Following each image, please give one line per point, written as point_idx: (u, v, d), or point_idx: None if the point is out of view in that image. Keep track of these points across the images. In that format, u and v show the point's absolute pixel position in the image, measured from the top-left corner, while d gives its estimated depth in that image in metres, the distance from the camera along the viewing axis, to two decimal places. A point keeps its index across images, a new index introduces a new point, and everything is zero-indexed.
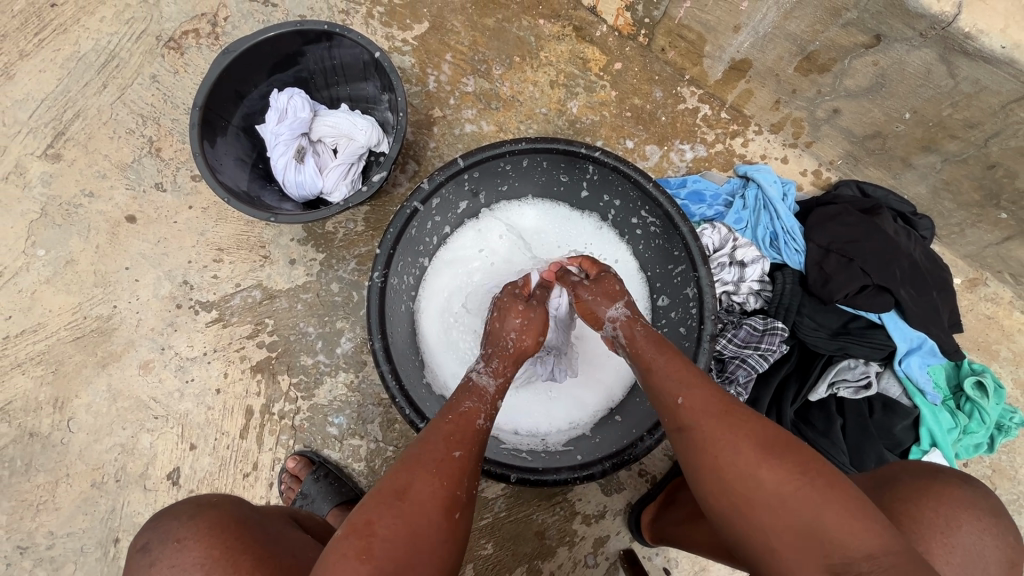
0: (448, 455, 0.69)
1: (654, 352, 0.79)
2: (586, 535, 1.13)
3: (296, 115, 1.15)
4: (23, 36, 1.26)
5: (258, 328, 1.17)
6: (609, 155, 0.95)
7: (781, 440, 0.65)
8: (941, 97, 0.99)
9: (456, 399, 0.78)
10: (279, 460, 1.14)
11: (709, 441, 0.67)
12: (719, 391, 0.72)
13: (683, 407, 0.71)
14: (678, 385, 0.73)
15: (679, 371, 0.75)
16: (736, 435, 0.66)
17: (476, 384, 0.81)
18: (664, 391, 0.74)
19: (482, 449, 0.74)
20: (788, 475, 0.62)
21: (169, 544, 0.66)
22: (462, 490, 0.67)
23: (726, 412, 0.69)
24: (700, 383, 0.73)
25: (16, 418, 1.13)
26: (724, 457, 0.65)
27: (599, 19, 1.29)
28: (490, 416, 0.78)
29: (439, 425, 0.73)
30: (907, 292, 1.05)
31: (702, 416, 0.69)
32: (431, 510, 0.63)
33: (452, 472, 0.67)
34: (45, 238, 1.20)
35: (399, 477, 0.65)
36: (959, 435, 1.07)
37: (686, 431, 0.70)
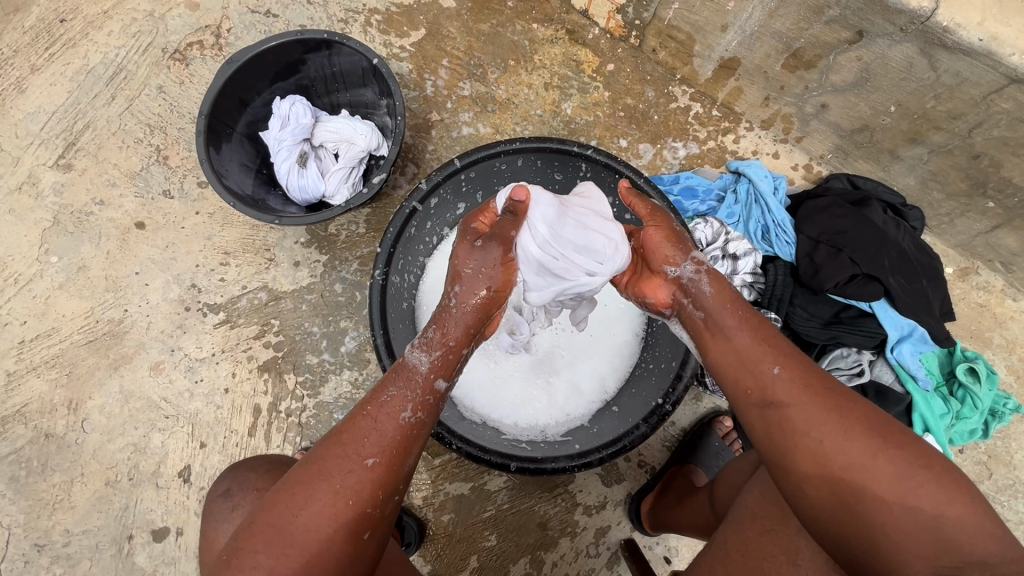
0: (359, 465, 0.66)
1: (732, 318, 0.73)
2: (587, 526, 1.15)
3: (299, 122, 1.18)
4: (34, 51, 1.30)
5: (264, 328, 1.21)
6: (601, 153, 0.98)
7: (882, 418, 0.63)
8: (924, 89, 1.01)
9: (380, 387, 0.73)
10: (286, 457, 1.17)
11: (813, 416, 0.63)
12: (812, 365, 0.68)
13: (779, 378, 0.66)
14: (773, 354, 0.68)
15: (767, 341, 0.70)
16: (842, 412, 0.62)
17: (406, 368, 0.75)
18: (752, 361, 0.69)
19: (406, 445, 0.70)
20: (903, 458, 0.59)
21: (249, 491, 0.84)
22: (373, 506, 0.66)
23: (827, 387, 0.65)
24: (792, 355, 0.68)
25: (32, 420, 1.17)
26: (829, 434, 0.61)
27: (591, 22, 1.32)
28: (416, 408, 0.73)
29: (357, 426, 0.69)
30: (896, 280, 1.07)
31: (803, 392, 0.65)
32: (330, 531, 0.63)
33: (361, 489, 0.65)
34: (58, 245, 1.24)
35: (299, 492, 0.64)
36: (953, 420, 1.09)
37: (779, 404, 0.65)
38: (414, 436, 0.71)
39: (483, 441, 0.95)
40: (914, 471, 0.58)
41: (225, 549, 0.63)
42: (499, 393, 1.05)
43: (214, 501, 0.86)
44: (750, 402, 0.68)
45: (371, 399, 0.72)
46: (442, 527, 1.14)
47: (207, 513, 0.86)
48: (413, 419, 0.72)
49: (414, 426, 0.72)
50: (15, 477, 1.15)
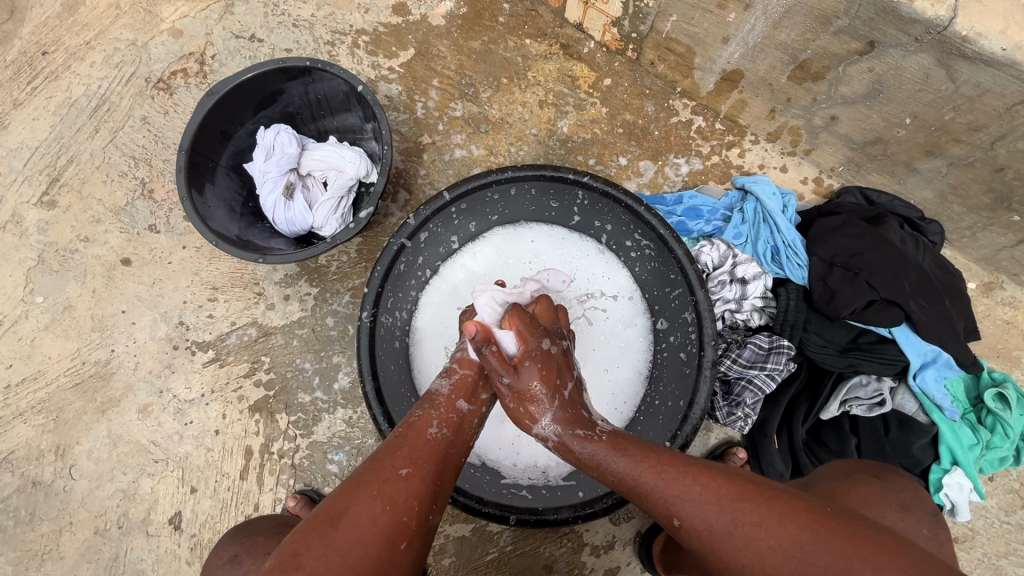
0: (394, 474, 0.62)
1: (617, 459, 0.67)
2: (595, 567, 1.10)
3: (284, 151, 1.14)
4: (17, 85, 1.27)
5: (254, 366, 1.17)
6: (598, 180, 0.93)
7: (795, 518, 0.56)
8: (942, 101, 0.95)
9: (411, 410, 0.73)
10: (280, 500, 1.12)
11: (728, 563, 0.57)
12: (708, 483, 0.61)
13: (683, 527, 0.61)
14: (663, 502, 0.62)
15: (654, 478, 0.64)
16: (749, 542, 0.56)
17: (432, 393, 0.75)
18: (652, 510, 0.63)
19: (441, 460, 0.67)
20: (826, 566, 0.52)
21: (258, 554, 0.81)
22: (410, 515, 0.61)
23: (726, 513, 0.58)
24: (685, 487, 0.61)
25: (19, 467, 1.14)
26: (749, 570, 0.56)
27: (586, 36, 1.27)
28: (445, 423, 0.71)
29: (389, 442, 0.67)
30: (917, 303, 1.01)
31: (708, 534, 0.59)
32: (368, 536, 0.57)
33: (399, 494, 0.61)
34: (42, 284, 1.20)
35: (338, 501, 0.60)
36: (982, 450, 1.03)
37: (700, 553, 0.60)
38: (447, 450, 0.69)
39: (480, 490, 0.89)
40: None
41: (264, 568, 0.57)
42: (497, 434, 1.00)
43: (218, 568, 0.82)
44: (684, 550, 0.63)
45: (400, 424, 0.70)
46: (442, 571, 1.09)
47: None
48: (442, 434, 0.69)
49: (444, 440, 0.69)
50: (3, 527, 1.12)
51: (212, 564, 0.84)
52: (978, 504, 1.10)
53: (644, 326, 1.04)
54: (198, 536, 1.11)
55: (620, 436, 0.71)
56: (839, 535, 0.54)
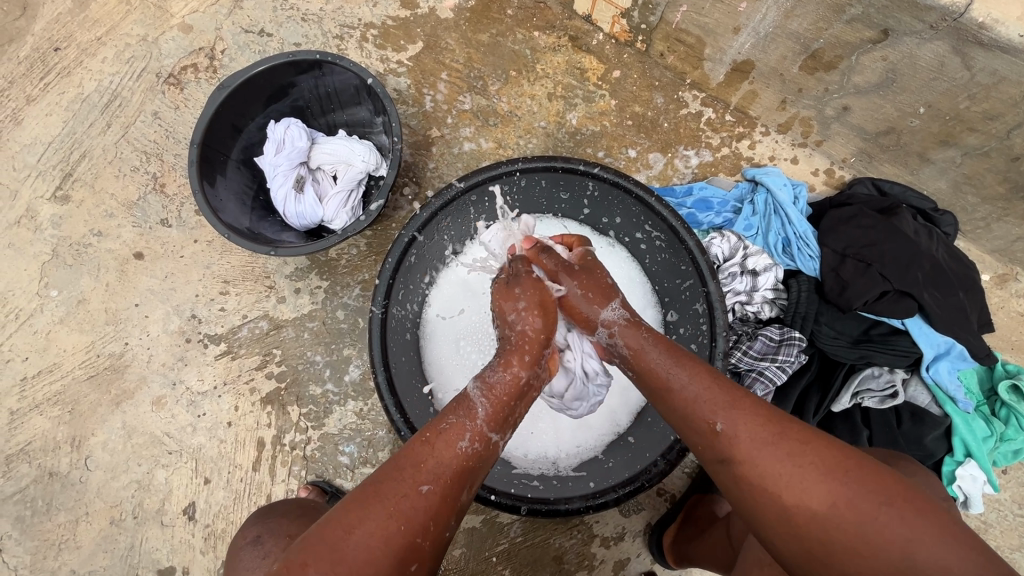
0: (414, 490, 0.61)
1: (671, 364, 0.71)
2: (605, 558, 1.11)
3: (294, 145, 1.15)
4: (29, 81, 1.28)
5: (266, 359, 1.17)
6: (609, 171, 0.93)
7: (839, 453, 0.58)
8: (957, 89, 0.95)
9: (439, 416, 0.71)
10: (292, 491, 1.13)
11: (762, 469, 0.59)
12: (763, 405, 0.64)
13: (724, 432, 0.63)
14: (714, 407, 0.64)
15: (709, 390, 0.67)
16: (788, 456, 0.59)
17: (465, 398, 0.73)
18: (697, 413, 0.66)
19: (464, 475, 0.66)
20: (862, 497, 0.55)
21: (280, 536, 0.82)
22: (423, 536, 0.60)
23: (778, 430, 0.61)
24: (741, 402, 0.64)
25: (35, 459, 1.15)
26: (782, 482, 0.58)
27: (595, 27, 1.27)
28: (477, 437, 0.69)
29: (414, 449, 0.65)
30: (931, 295, 1.00)
31: (749, 442, 0.61)
32: (378, 556, 0.57)
33: (416, 514, 0.60)
34: (56, 278, 1.22)
35: (354, 511, 0.59)
36: (996, 442, 1.02)
37: (731, 462, 0.62)
38: (473, 467, 0.67)
39: (491, 480, 0.90)
40: (874, 509, 0.54)
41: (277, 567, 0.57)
42: None
43: (241, 550, 0.84)
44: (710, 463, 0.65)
45: (427, 429, 0.68)
46: (453, 562, 1.10)
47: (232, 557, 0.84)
48: (472, 450, 0.68)
49: (472, 457, 0.67)
50: (20, 518, 1.13)
51: (236, 545, 0.86)
52: (991, 496, 1.09)
53: (653, 318, 1.04)
54: (212, 526, 1.13)
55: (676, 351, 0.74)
56: (880, 478, 0.56)
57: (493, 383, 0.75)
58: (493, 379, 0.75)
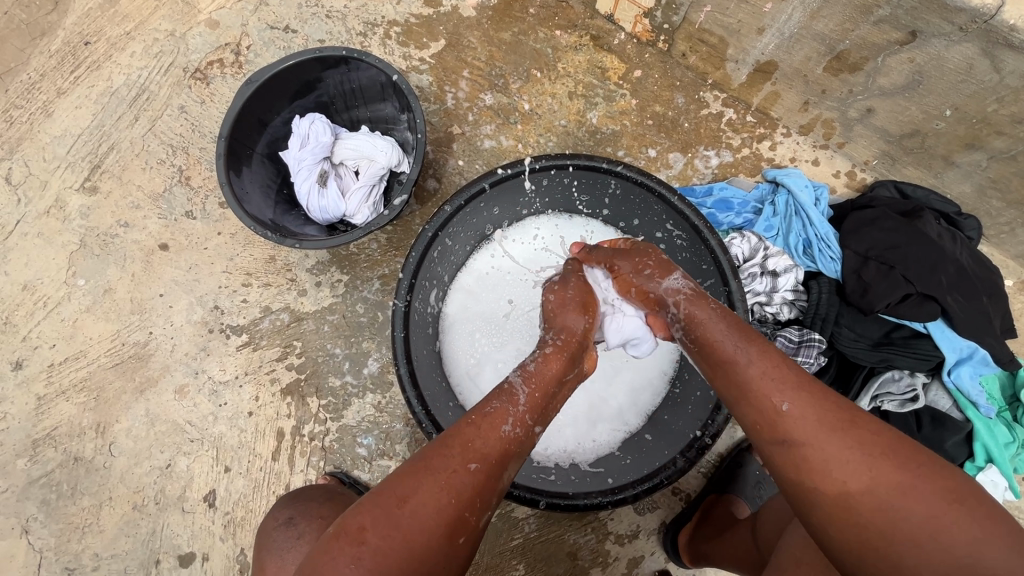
0: (463, 467, 0.62)
1: (739, 345, 0.69)
2: (619, 556, 1.11)
3: (318, 140, 1.16)
4: (60, 75, 1.30)
5: (286, 350, 1.19)
6: (632, 169, 0.93)
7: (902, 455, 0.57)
8: (985, 92, 0.94)
9: (484, 398, 0.71)
10: (311, 481, 1.15)
11: (823, 461, 0.58)
12: (829, 400, 0.62)
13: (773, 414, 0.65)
14: (782, 396, 0.62)
15: (777, 376, 0.64)
16: (848, 455, 0.58)
17: (509, 385, 0.73)
18: (760, 400, 0.64)
19: (508, 458, 0.66)
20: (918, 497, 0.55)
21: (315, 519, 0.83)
22: (472, 511, 0.61)
23: (838, 428, 0.59)
24: (807, 393, 0.62)
25: (61, 443, 1.18)
26: (833, 473, 0.58)
27: (617, 27, 1.27)
28: (519, 422, 0.69)
29: (461, 430, 0.66)
30: (954, 298, 0.99)
31: (813, 434, 0.60)
32: (430, 527, 0.58)
33: (464, 489, 0.61)
34: (84, 267, 1.24)
35: (407, 484, 0.60)
36: (1017, 449, 1.02)
37: (791, 451, 0.61)
38: (515, 449, 0.67)
39: None
40: (928, 516, 0.54)
41: (335, 527, 0.59)
42: None
43: (275, 530, 0.85)
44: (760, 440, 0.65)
45: (472, 409, 0.69)
46: None
47: (266, 543, 0.85)
48: (515, 433, 0.68)
49: (516, 440, 0.68)
50: (45, 501, 1.16)
51: (267, 526, 0.87)
52: (1012, 503, 1.08)
53: None
54: (231, 514, 1.15)
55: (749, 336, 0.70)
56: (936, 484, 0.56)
57: (534, 372, 0.75)
58: (532, 368, 0.76)
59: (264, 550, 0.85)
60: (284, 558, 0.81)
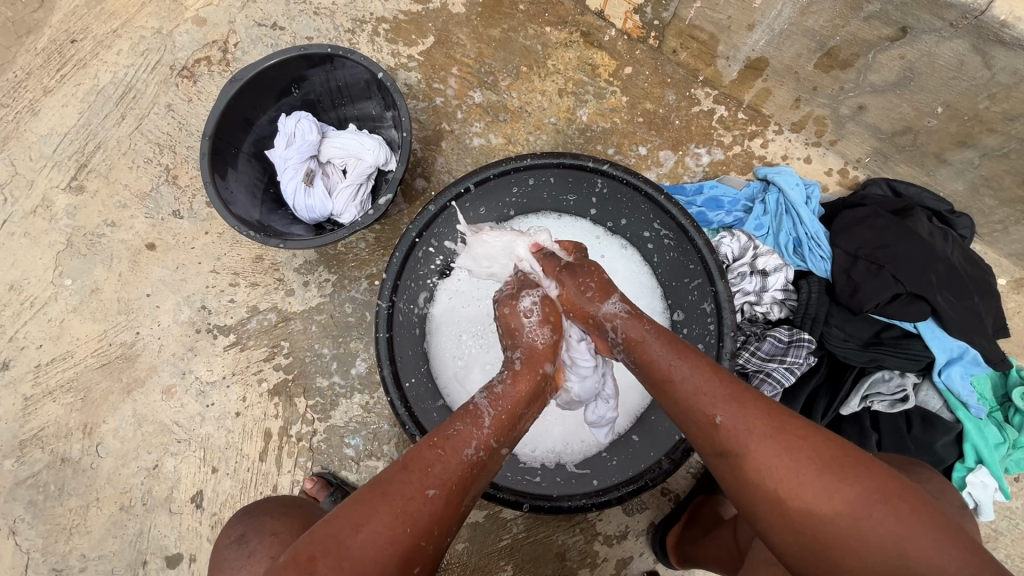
0: (421, 493, 0.62)
1: (670, 354, 0.70)
2: (608, 557, 1.11)
3: (305, 139, 1.15)
4: (46, 73, 1.29)
5: (274, 350, 1.18)
6: (618, 168, 0.92)
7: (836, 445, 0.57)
8: (977, 89, 0.93)
9: (448, 420, 0.70)
10: (298, 482, 1.14)
11: (755, 461, 0.58)
12: (765, 400, 0.62)
13: (724, 424, 0.61)
14: (715, 399, 0.62)
15: (711, 382, 0.65)
16: (780, 450, 0.57)
17: (472, 406, 0.72)
18: (696, 407, 0.64)
19: (469, 483, 0.66)
20: (853, 487, 0.54)
21: (268, 537, 0.82)
22: (427, 540, 0.60)
23: (774, 423, 0.59)
24: (740, 396, 0.63)
25: (48, 444, 1.17)
26: (766, 471, 0.57)
27: (607, 24, 1.25)
28: (482, 445, 0.69)
29: (421, 454, 0.65)
30: (944, 298, 0.99)
31: (743, 434, 0.59)
32: (383, 558, 0.57)
33: (421, 518, 0.60)
34: (71, 267, 1.23)
35: (362, 510, 0.59)
36: (1008, 449, 1.01)
37: (727, 456, 0.60)
38: (478, 473, 0.67)
39: (494, 475, 0.90)
40: (867, 502, 0.53)
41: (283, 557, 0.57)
42: None
43: (226, 549, 0.84)
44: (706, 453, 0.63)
45: (434, 430, 0.68)
46: (456, 556, 1.10)
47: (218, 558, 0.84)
48: (477, 455, 0.68)
49: (480, 462, 0.68)
50: (33, 502, 1.15)
51: (220, 543, 0.85)
52: (1003, 503, 1.08)
53: (659, 319, 1.03)
54: (219, 515, 1.14)
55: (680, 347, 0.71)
56: (875, 471, 0.55)
57: (503, 394, 0.75)
58: (500, 390, 0.75)
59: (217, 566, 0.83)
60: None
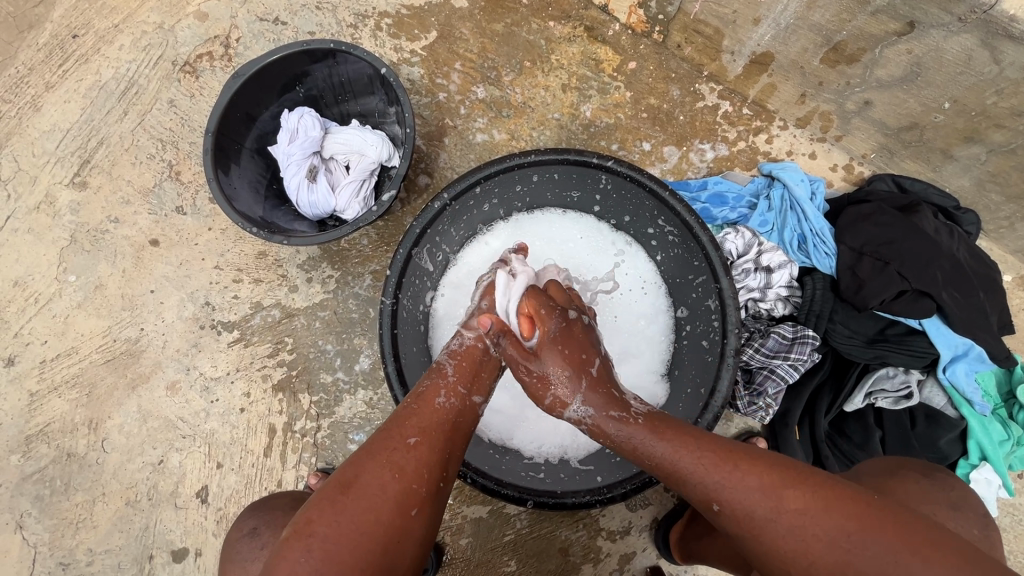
0: (403, 443, 0.64)
1: (657, 442, 0.66)
2: (611, 552, 1.11)
3: (307, 134, 1.15)
4: (48, 69, 1.29)
5: (278, 347, 1.19)
6: (623, 164, 0.92)
7: (836, 511, 0.54)
8: (985, 84, 0.93)
9: (417, 382, 0.74)
10: (303, 477, 1.15)
11: (763, 547, 0.57)
12: (756, 469, 0.60)
13: (724, 513, 0.60)
14: (706, 490, 0.60)
15: (695, 463, 0.62)
16: (778, 530, 0.56)
17: (436, 363, 0.77)
18: (693, 495, 0.62)
19: (447, 426, 0.68)
20: (857, 553, 0.52)
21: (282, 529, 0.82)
22: (420, 483, 0.61)
23: (766, 500, 0.57)
24: (727, 471, 0.61)
25: (54, 440, 1.18)
26: (775, 550, 0.56)
27: (611, 18, 1.24)
28: (454, 393, 0.72)
29: (398, 413, 0.68)
30: (950, 295, 0.98)
31: (747, 519, 0.58)
32: (379, 504, 0.58)
33: (408, 462, 0.62)
34: (75, 263, 1.24)
35: (350, 470, 0.62)
36: (1012, 446, 1.01)
37: (738, 539, 0.59)
38: (456, 420, 0.70)
39: (498, 472, 0.90)
40: (876, 567, 0.51)
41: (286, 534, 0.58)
42: (516, 420, 0.99)
43: (239, 541, 0.85)
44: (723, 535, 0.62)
45: (408, 396, 0.72)
46: (460, 551, 1.10)
47: (232, 552, 0.85)
48: (452, 402, 0.71)
49: (455, 410, 0.70)
50: (39, 496, 1.16)
51: (232, 537, 0.87)
52: (1006, 500, 1.08)
53: (663, 316, 1.03)
54: (224, 510, 1.15)
55: (664, 422, 0.69)
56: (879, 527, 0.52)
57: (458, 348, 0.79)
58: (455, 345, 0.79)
59: (229, 560, 0.85)
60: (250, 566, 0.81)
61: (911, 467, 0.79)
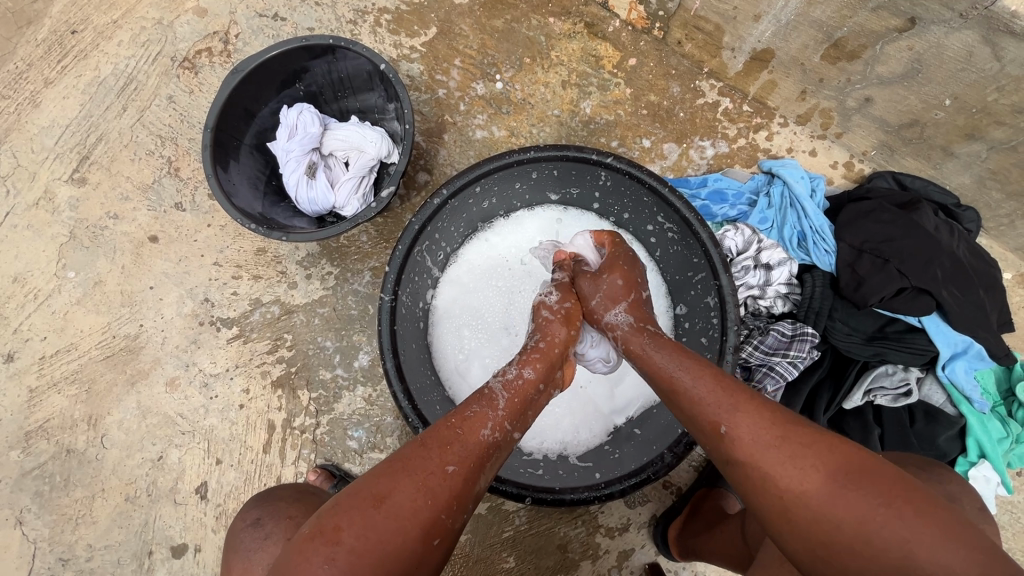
0: (441, 468, 0.62)
1: (675, 363, 0.71)
2: (609, 548, 1.11)
3: (306, 131, 1.15)
4: (47, 65, 1.29)
5: (277, 343, 1.19)
6: (622, 161, 0.91)
7: (843, 451, 0.56)
8: (986, 81, 0.93)
9: (464, 403, 0.72)
10: (302, 474, 1.15)
11: (758, 471, 0.58)
12: (768, 407, 0.63)
13: (729, 435, 0.62)
14: (718, 410, 0.63)
15: (713, 388, 0.66)
16: (779, 456, 0.58)
17: (487, 391, 0.74)
18: (702, 415, 0.65)
19: (486, 461, 0.67)
20: (850, 488, 0.53)
21: (284, 520, 0.82)
22: (449, 512, 0.60)
23: (773, 430, 0.60)
24: (739, 401, 0.63)
25: (54, 436, 1.18)
26: (772, 481, 0.57)
27: (611, 14, 1.24)
28: (498, 427, 0.70)
29: (441, 431, 0.66)
30: (949, 292, 0.98)
31: (752, 444, 0.60)
32: (406, 528, 0.57)
33: (443, 490, 0.61)
34: (74, 259, 1.24)
35: (385, 483, 0.60)
36: (1012, 444, 1.01)
37: (734, 463, 0.61)
38: (494, 455, 0.68)
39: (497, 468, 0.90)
40: (864, 506, 0.52)
41: (310, 530, 0.58)
42: None
43: (242, 531, 0.84)
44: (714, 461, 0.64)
45: (450, 415, 0.69)
46: (458, 547, 1.11)
47: (235, 543, 0.84)
48: (493, 436, 0.68)
49: (495, 445, 0.68)
50: (39, 492, 1.16)
51: (236, 527, 0.86)
52: (1005, 498, 1.08)
53: (663, 312, 1.03)
54: (223, 506, 1.15)
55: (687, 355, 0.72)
56: (881, 476, 0.54)
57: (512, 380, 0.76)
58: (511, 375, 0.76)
59: (233, 552, 0.84)
60: (251, 559, 0.81)
61: (911, 461, 0.82)
